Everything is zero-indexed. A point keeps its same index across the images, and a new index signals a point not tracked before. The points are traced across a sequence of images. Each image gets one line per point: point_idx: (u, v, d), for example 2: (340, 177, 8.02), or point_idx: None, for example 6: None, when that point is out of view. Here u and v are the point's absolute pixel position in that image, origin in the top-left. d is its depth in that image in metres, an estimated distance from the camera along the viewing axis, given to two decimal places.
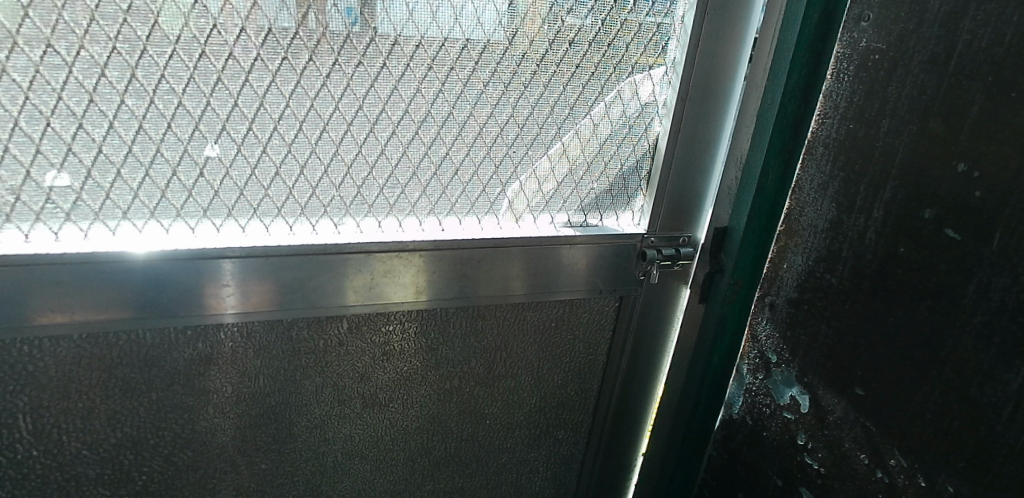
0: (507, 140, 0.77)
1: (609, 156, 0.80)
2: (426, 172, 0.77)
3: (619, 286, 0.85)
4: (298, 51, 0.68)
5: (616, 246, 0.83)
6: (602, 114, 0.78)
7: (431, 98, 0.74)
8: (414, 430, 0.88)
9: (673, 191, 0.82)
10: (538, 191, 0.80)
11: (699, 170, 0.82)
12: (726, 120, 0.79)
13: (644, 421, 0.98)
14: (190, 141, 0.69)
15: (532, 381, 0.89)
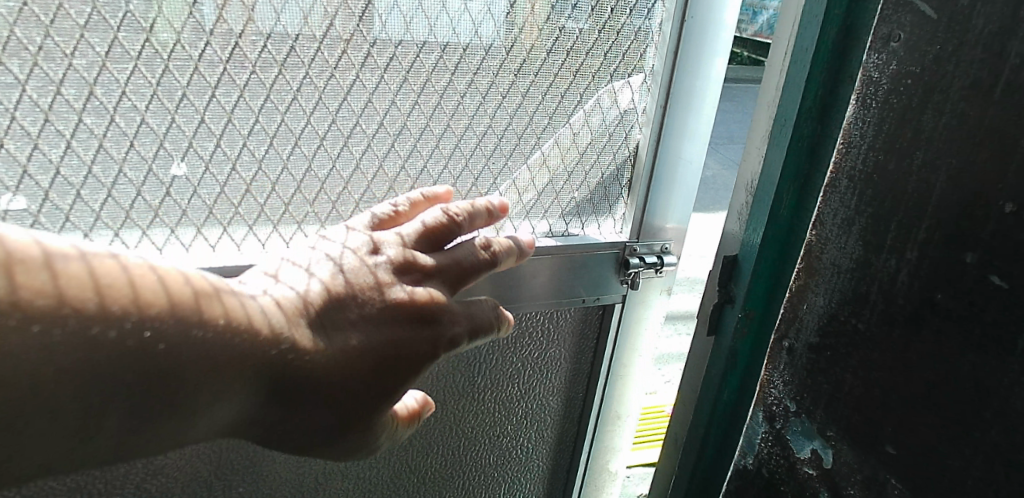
0: (487, 149, 0.91)
1: (589, 161, 0.97)
2: (403, 185, 0.89)
3: (598, 291, 1.02)
4: (266, 65, 0.76)
5: (596, 255, 1.00)
6: (579, 122, 0.93)
7: (408, 111, 0.85)
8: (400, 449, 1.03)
9: (654, 194, 0.99)
10: (517, 201, 0.96)
11: (677, 173, 0.99)
12: (700, 126, 0.95)
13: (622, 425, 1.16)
14: (154, 160, 0.77)
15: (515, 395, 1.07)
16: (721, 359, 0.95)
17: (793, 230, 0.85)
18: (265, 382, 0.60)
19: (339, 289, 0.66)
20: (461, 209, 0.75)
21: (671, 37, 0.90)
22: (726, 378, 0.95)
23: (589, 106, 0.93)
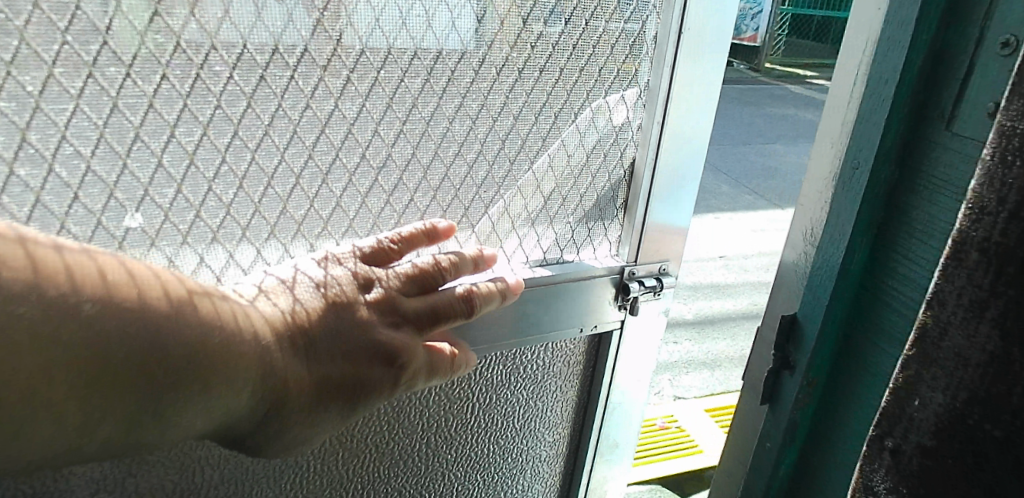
0: (477, 175, 1.04)
1: (583, 177, 1.13)
2: (387, 219, 1.00)
3: (599, 311, 1.21)
4: (234, 98, 0.84)
5: (597, 279, 1.18)
6: (572, 136, 1.09)
7: (392, 140, 0.95)
8: (388, 436, 1.15)
9: (642, 208, 1.18)
10: (509, 226, 1.10)
11: (660, 186, 1.17)
12: (678, 144, 1.14)
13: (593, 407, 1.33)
14: (147, 185, 0.84)
15: (500, 385, 1.21)
16: (781, 430, 0.96)
17: (856, 297, 0.87)
18: (258, 390, 0.76)
19: (327, 311, 0.85)
20: (444, 258, 0.96)
21: (667, 62, 1.07)
22: (784, 452, 0.96)
23: (583, 122, 1.08)
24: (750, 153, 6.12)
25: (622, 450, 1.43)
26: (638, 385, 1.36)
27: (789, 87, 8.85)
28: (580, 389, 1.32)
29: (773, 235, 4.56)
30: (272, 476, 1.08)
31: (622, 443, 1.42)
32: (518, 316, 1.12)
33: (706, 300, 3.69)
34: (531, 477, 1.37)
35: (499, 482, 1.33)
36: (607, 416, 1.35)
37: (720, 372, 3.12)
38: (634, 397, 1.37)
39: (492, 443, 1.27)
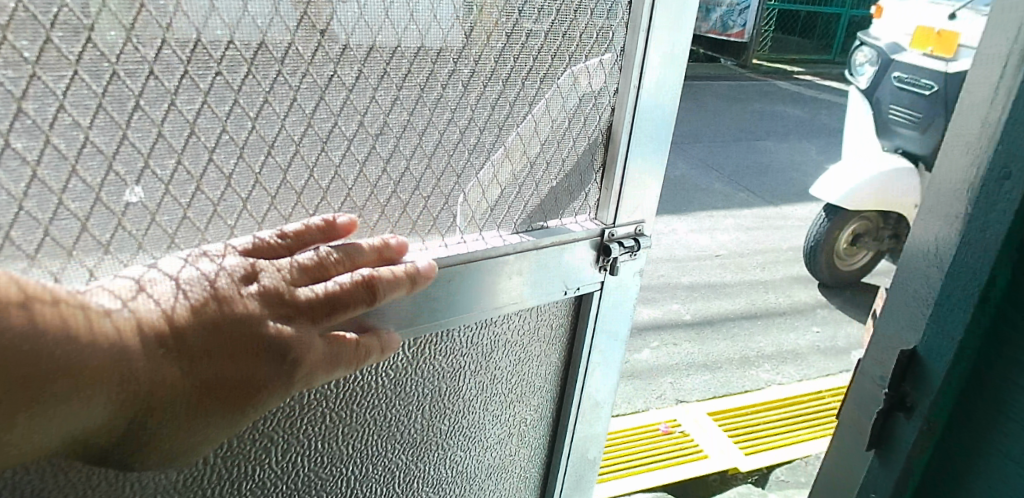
0: (467, 144, 0.94)
1: (562, 144, 1.04)
2: (384, 190, 0.90)
3: (579, 278, 1.12)
4: (235, 64, 0.73)
5: (578, 243, 1.08)
6: (551, 104, 1.00)
7: (386, 109, 0.85)
8: (356, 431, 1.02)
9: (623, 172, 1.09)
10: (484, 201, 1.00)
11: (640, 150, 1.09)
12: (657, 103, 1.07)
13: (575, 382, 1.24)
14: (150, 156, 0.72)
15: (477, 365, 1.10)
16: (897, 469, 0.96)
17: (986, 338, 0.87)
18: (113, 407, 0.62)
19: (194, 313, 0.69)
20: (335, 250, 0.79)
21: (643, 16, 0.98)
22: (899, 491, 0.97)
23: (557, 90, 0.99)
24: (741, 150, 6.09)
25: (606, 415, 1.35)
26: (614, 358, 1.29)
27: (777, 84, 8.85)
28: (563, 352, 1.23)
29: (767, 232, 4.52)
30: (225, 481, 0.92)
31: (607, 409, 1.33)
32: (497, 284, 1.01)
33: (704, 301, 3.63)
34: (517, 450, 1.27)
35: (478, 466, 1.23)
36: (593, 379, 1.26)
37: (721, 374, 3.07)
38: (616, 360, 1.29)
39: (477, 416, 1.16)
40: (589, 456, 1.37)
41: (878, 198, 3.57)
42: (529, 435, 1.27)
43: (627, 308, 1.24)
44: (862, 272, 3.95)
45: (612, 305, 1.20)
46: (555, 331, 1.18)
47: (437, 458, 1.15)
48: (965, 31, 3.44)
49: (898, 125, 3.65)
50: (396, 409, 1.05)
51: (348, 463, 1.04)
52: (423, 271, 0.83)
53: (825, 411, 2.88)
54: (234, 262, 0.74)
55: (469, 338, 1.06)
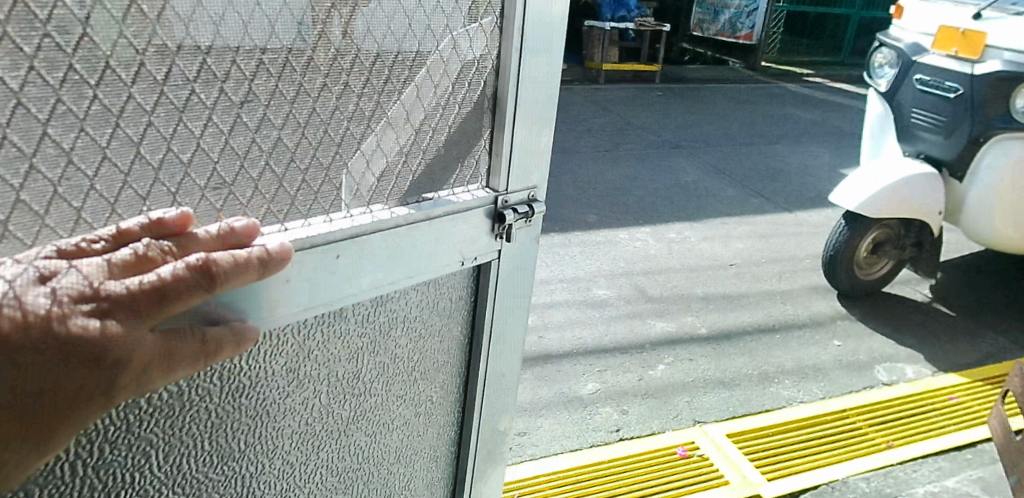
0: (347, 113, 0.92)
1: (446, 110, 1.06)
2: (265, 161, 0.86)
3: (476, 247, 1.13)
4: (104, 26, 0.67)
5: (472, 213, 1.09)
6: (435, 71, 1.01)
7: (278, 71, 0.83)
8: (238, 435, 0.96)
9: (511, 137, 1.12)
10: (369, 174, 0.98)
11: (525, 114, 1.13)
12: (539, 68, 1.11)
13: (478, 357, 1.26)
14: (10, 128, 0.65)
15: (369, 353, 1.07)
16: None
17: None
18: None
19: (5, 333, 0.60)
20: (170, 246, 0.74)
21: None
22: None
23: (440, 54, 1.01)
24: (753, 155, 5.93)
25: (511, 390, 1.37)
26: (514, 332, 1.31)
27: (787, 87, 8.69)
28: (468, 326, 1.24)
29: (782, 240, 4.37)
30: None
31: (511, 383, 1.36)
32: (389, 257, 1.00)
33: (719, 313, 3.49)
34: (424, 433, 1.27)
35: (384, 456, 1.20)
36: (498, 353, 1.29)
37: (740, 392, 2.92)
38: (518, 332, 1.32)
39: (381, 401, 1.14)
40: (500, 433, 1.39)
41: (903, 205, 3.40)
42: (435, 416, 1.27)
43: (523, 281, 1.27)
44: (881, 283, 3.78)
45: (511, 277, 1.23)
46: (458, 304, 1.20)
47: (339, 450, 1.11)
48: (990, 31, 3.27)
49: (921, 129, 3.50)
50: (293, 399, 1.00)
51: (239, 459, 0.98)
52: (277, 256, 0.78)
53: (849, 432, 2.74)
54: (39, 263, 0.67)
55: (365, 319, 1.04)
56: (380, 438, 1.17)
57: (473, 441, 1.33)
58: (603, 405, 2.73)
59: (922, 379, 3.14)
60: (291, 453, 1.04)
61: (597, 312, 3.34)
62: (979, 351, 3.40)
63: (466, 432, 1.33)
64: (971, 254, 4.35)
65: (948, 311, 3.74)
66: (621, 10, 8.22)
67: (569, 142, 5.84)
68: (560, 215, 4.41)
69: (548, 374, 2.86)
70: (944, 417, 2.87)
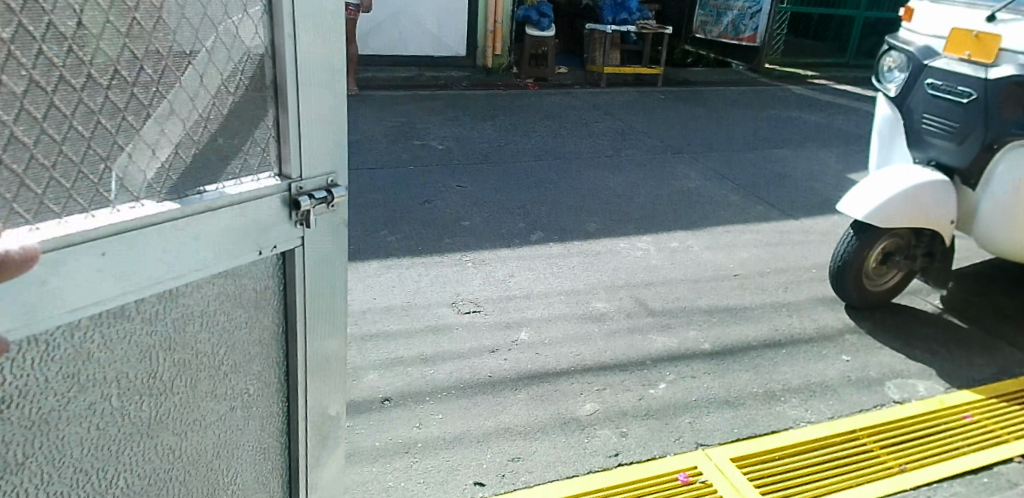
0: (110, 104, 0.97)
1: (217, 105, 1.12)
2: (22, 155, 0.88)
3: (274, 234, 1.20)
4: None
5: (264, 203, 1.16)
6: (203, 64, 1.08)
7: (31, 62, 0.86)
8: (19, 441, 0.98)
9: (299, 127, 1.19)
10: (144, 170, 1.03)
11: (311, 105, 1.20)
12: (319, 61, 1.19)
13: (292, 337, 1.35)
14: None
15: (160, 348, 1.12)
16: None
17: None
18: None
19: None
20: None
21: None
22: None
23: (208, 49, 1.08)
24: (757, 160, 5.80)
25: (336, 370, 1.48)
26: (326, 313, 1.40)
27: (792, 90, 8.55)
28: (279, 316, 1.32)
29: (787, 248, 4.25)
30: None
31: (336, 364, 1.47)
32: (174, 249, 1.04)
33: (723, 327, 3.36)
34: (241, 423, 1.34)
35: (199, 446, 1.27)
36: (314, 333, 1.38)
37: (744, 411, 2.80)
38: (335, 316, 1.42)
39: (185, 398, 1.20)
40: (327, 412, 1.50)
41: (916, 214, 3.27)
42: (252, 406, 1.35)
43: (331, 264, 1.36)
44: (891, 293, 3.64)
45: (318, 264, 1.33)
46: (265, 294, 1.27)
47: (142, 450, 1.17)
48: (1005, 34, 3.11)
49: (931, 135, 3.39)
50: (81, 402, 1.04)
51: (23, 470, 1.01)
52: (17, 257, 0.71)
53: (859, 454, 2.62)
54: None
55: (155, 319, 1.09)
56: (190, 433, 1.24)
57: (300, 422, 1.44)
58: (602, 427, 2.61)
59: (935, 396, 3.01)
60: (85, 457, 1.08)
61: (596, 327, 3.22)
62: (994, 365, 3.27)
63: (289, 409, 1.42)
64: (984, 263, 4.21)
65: (961, 322, 3.61)
66: (621, 14, 7.96)
67: (569, 147, 5.72)
68: (559, 223, 4.30)
69: (545, 393, 2.74)
70: (959, 437, 2.75)
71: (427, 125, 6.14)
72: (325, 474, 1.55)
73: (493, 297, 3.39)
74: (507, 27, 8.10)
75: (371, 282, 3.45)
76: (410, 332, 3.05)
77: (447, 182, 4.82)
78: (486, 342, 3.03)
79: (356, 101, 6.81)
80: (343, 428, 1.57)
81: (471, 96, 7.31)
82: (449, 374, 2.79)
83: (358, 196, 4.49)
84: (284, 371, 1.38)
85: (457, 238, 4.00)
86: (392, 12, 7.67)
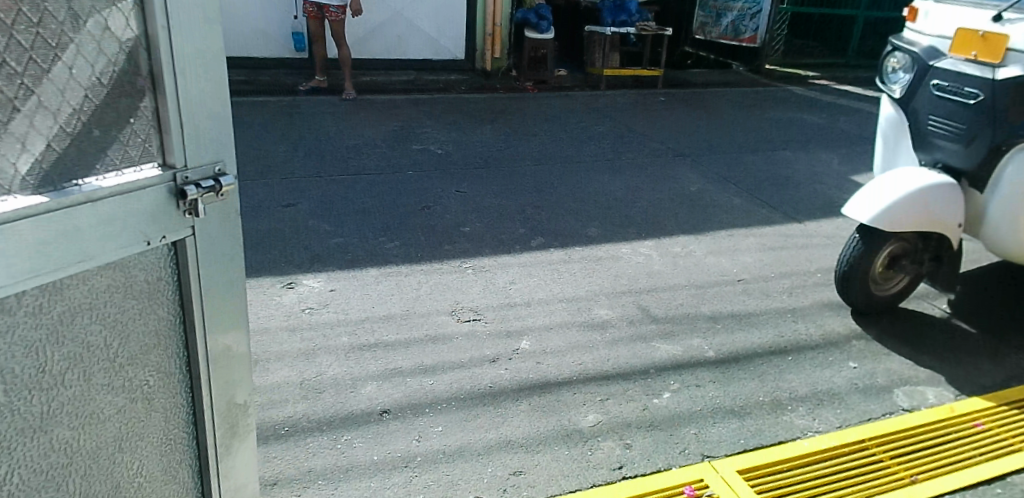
0: None
1: (91, 96, 1.06)
2: None
3: (164, 222, 1.13)
4: None
5: (150, 191, 1.09)
6: (73, 53, 1.02)
7: None
8: None
9: (187, 115, 1.12)
10: (11, 162, 0.97)
11: (199, 93, 1.13)
12: (206, 46, 1.12)
13: (195, 330, 1.26)
14: None
15: (44, 340, 1.04)
16: None
17: None
18: None
19: None
20: None
21: None
22: None
23: (79, 38, 1.02)
24: (759, 162, 5.75)
25: (244, 362, 1.39)
26: (229, 301, 1.31)
27: (793, 91, 8.50)
28: (176, 306, 1.23)
29: (792, 252, 4.19)
30: None
31: (242, 357, 1.38)
32: (53, 244, 0.97)
33: (727, 333, 3.31)
34: (143, 417, 1.25)
35: (97, 448, 1.18)
36: (217, 322, 1.29)
37: (751, 421, 2.75)
38: (237, 306, 1.33)
39: (80, 391, 1.12)
40: (239, 406, 1.41)
41: (922, 217, 3.21)
42: (158, 398, 1.26)
43: (229, 252, 1.28)
44: (897, 299, 3.58)
45: (212, 250, 1.23)
46: (158, 285, 1.19)
47: (37, 445, 1.08)
48: (1012, 34, 3.03)
49: (938, 136, 3.34)
50: None
51: None
52: None
53: (868, 465, 2.57)
54: None
55: (37, 309, 1.01)
56: (87, 429, 1.15)
57: (208, 416, 1.34)
58: (605, 439, 2.55)
59: (945, 403, 2.96)
60: None
61: (599, 335, 3.17)
62: (1004, 371, 3.21)
63: (197, 407, 1.33)
64: (991, 266, 4.15)
65: (969, 327, 3.55)
66: (621, 16, 7.90)
67: (569, 151, 5.67)
68: (560, 229, 4.24)
69: (547, 404, 2.68)
70: (970, 447, 2.69)
71: (425, 129, 6.09)
72: (240, 468, 1.47)
73: (493, 305, 3.33)
74: (506, 29, 8.03)
75: (370, 290, 3.39)
76: (409, 342, 2.99)
77: (447, 187, 4.77)
78: (486, 351, 2.97)
79: (354, 105, 6.76)
80: (253, 415, 1.46)
81: (470, 99, 7.26)
82: (449, 385, 2.74)
83: (356, 202, 4.44)
84: (189, 366, 1.29)
85: (456, 244, 3.94)
86: (389, 15, 7.61)
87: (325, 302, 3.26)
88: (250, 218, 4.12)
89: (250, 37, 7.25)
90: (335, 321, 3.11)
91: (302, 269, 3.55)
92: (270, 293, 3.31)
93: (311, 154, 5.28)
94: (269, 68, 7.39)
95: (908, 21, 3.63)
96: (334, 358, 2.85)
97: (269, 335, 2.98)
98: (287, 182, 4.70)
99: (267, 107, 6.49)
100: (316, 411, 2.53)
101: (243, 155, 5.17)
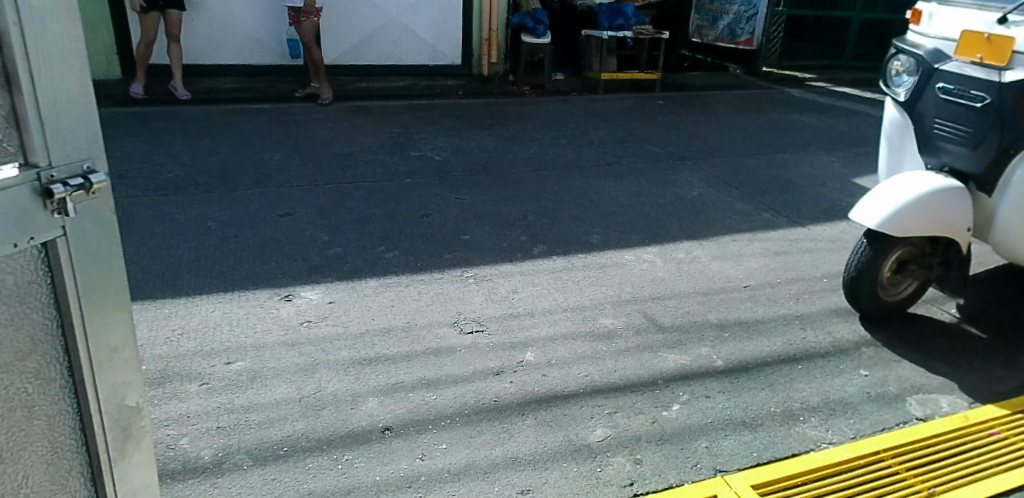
0: None
1: None
2: None
3: (30, 224, 1.04)
4: None
5: (14, 189, 1.00)
6: None
7: None
8: None
9: (46, 110, 1.04)
10: None
11: (58, 85, 1.05)
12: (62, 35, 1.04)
13: (77, 335, 1.17)
14: None
15: None
16: None
17: None
18: None
19: None
20: None
21: None
22: None
23: None
24: (760, 165, 5.68)
25: (133, 362, 1.30)
26: (107, 298, 1.22)
27: (790, 93, 8.45)
28: (50, 307, 1.13)
29: (797, 257, 4.13)
30: None
31: (131, 357, 1.29)
32: None
33: (735, 342, 3.24)
34: (24, 427, 1.14)
35: None
36: (99, 322, 1.21)
37: (763, 433, 2.68)
38: (118, 304, 1.24)
39: None
40: (131, 409, 1.32)
41: (930, 223, 3.14)
42: (38, 407, 1.16)
43: (104, 249, 1.19)
44: (906, 304, 3.51)
45: (87, 245, 1.15)
46: (29, 288, 1.09)
47: None
48: (1017, 36, 2.95)
49: (945, 140, 3.24)
50: None
51: None
52: None
53: (884, 477, 2.50)
54: None
55: None
56: None
57: (97, 419, 1.24)
58: (616, 454, 2.48)
59: (959, 412, 2.89)
60: None
61: (605, 345, 3.10)
62: (1017, 378, 3.14)
63: (84, 414, 1.23)
64: (998, 270, 4.09)
65: (980, 333, 3.49)
66: (618, 20, 7.86)
67: (568, 156, 5.60)
68: (561, 236, 4.17)
69: (554, 418, 2.61)
70: (986, 456, 2.63)
71: (423, 135, 6.01)
72: (139, 473, 1.36)
73: (496, 316, 3.26)
74: (503, 34, 7.99)
75: (370, 301, 3.32)
76: (411, 355, 2.92)
77: (445, 194, 4.70)
78: (490, 364, 2.90)
79: (350, 112, 6.68)
80: (147, 417, 1.37)
81: (467, 105, 7.19)
82: (453, 399, 2.66)
83: (354, 210, 4.36)
84: (73, 372, 1.19)
85: (457, 253, 3.87)
86: (385, 21, 7.54)
87: (323, 314, 3.19)
88: (246, 229, 4.04)
89: (244, 44, 7.17)
90: (334, 335, 3.03)
91: (300, 281, 3.48)
92: (268, 306, 3.23)
93: (308, 162, 5.21)
94: (263, 75, 7.31)
95: (913, 23, 3.52)
96: (334, 373, 2.77)
97: (267, 350, 2.90)
98: (283, 191, 4.63)
99: (262, 115, 6.41)
100: (317, 429, 2.45)
101: (238, 164, 5.09)
